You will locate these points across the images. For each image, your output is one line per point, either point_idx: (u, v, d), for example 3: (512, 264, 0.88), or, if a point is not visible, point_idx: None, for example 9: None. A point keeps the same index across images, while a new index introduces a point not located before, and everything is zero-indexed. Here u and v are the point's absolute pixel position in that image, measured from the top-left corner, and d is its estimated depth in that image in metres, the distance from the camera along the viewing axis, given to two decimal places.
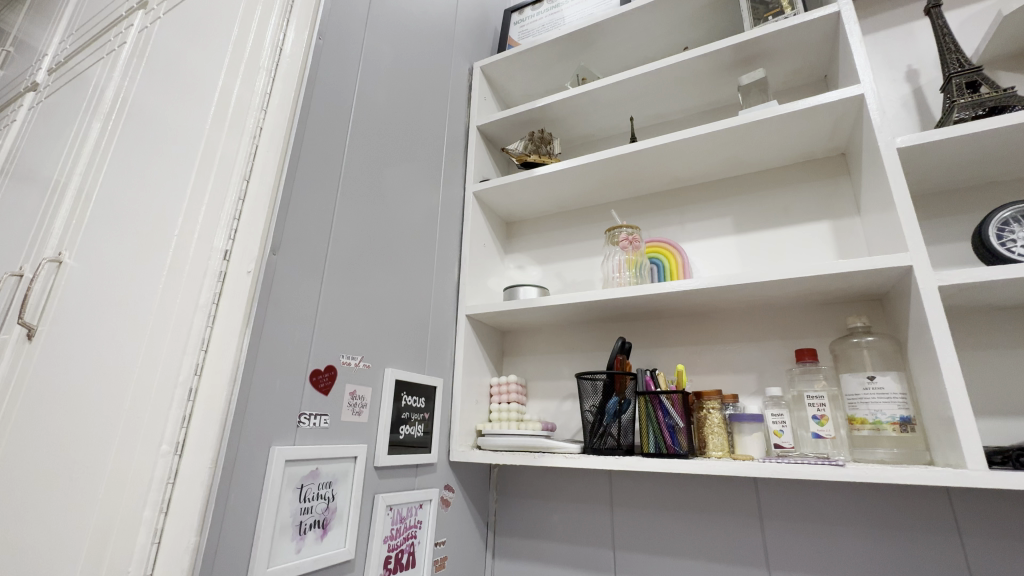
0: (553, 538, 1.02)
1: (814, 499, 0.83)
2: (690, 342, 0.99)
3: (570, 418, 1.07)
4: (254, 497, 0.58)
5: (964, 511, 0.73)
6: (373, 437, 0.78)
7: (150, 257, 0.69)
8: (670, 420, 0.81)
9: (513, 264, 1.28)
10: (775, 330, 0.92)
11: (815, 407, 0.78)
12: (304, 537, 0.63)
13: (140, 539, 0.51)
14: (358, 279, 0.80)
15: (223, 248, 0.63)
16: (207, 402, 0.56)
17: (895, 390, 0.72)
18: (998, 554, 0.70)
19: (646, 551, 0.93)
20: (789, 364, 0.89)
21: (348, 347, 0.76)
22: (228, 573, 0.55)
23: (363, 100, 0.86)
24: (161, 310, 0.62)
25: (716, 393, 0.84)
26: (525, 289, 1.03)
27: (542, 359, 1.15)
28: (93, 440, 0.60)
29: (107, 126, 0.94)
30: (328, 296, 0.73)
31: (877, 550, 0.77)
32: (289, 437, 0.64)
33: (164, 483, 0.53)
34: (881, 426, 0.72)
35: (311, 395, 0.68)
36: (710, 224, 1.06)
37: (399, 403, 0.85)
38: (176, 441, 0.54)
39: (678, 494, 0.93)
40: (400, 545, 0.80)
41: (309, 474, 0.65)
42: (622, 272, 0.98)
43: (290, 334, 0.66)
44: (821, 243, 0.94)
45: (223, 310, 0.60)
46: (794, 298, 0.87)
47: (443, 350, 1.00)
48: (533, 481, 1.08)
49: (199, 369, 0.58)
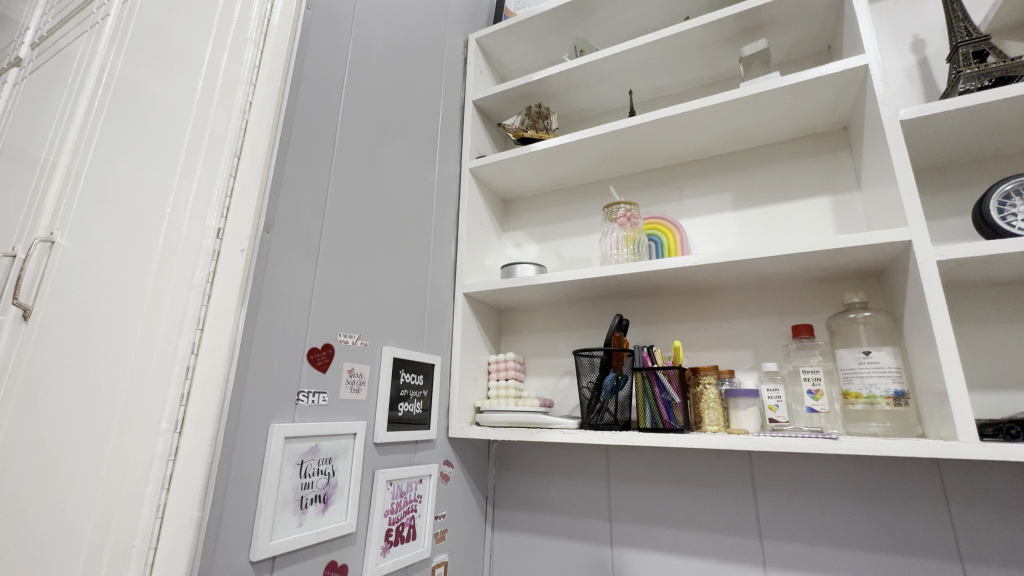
0: (551, 511, 1.04)
1: (806, 471, 0.84)
2: (688, 318, 0.99)
3: (568, 394, 1.08)
4: (254, 473, 0.59)
5: (954, 483, 0.74)
6: (372, 413, 0.79)
7: (143, 235, 0.67)
8: (667, 396, 0.82)
9: (511, 241, 1.27)
10: (772, 307, 0.92)
11: (811, 381, 0.79)
12: (305, 511, 0.64)
13: (143, 514, 0.51)
14: (354, 257, 0.79)
15: (215, 226, 0.61)
16: (206, 380, 0.57)
17: (890, 364, 0.72)
18: (982, 523, 0.72)
19: (641, 522, 0.95)
20: (786, 340, 0.90)
21: (346, 326, 0.76)
22: (232, 545, 0.56)
23: (355, 73, 0.84)
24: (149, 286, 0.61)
25: (713, 369, 0.84)
26: (523, 268, 1.03)
27: (539, 336, 1.15)
28: (92, 418, 0.60)
29: (95, 101, 0.91)
30: (325, 275, 0.73)
31: (867, 521, 0.79)
32: (288, 414, 0.64)
33: (165, 460, 0.53)
34: (875, 400, 0.72)
35: (309, 373, 0.68)
36: (709, 200, 1.05)
37: (398, 380, 0.85)
38: (175, 419, 0.54)
39: (673, 467, 0.95)
40: (400, 519, 0.81)
41: (309, 450, 0.66)
42: (620, 248, 0.97)
43: (288, 313, 0.66)
44: (821, 219, 0.93)
45: (217, 289, 0.60)
46: (793, 274, 0.87)
47: (441, 328, 1.01)
48: (531, 456, 1.10)
49: (196, 349, 0.57)
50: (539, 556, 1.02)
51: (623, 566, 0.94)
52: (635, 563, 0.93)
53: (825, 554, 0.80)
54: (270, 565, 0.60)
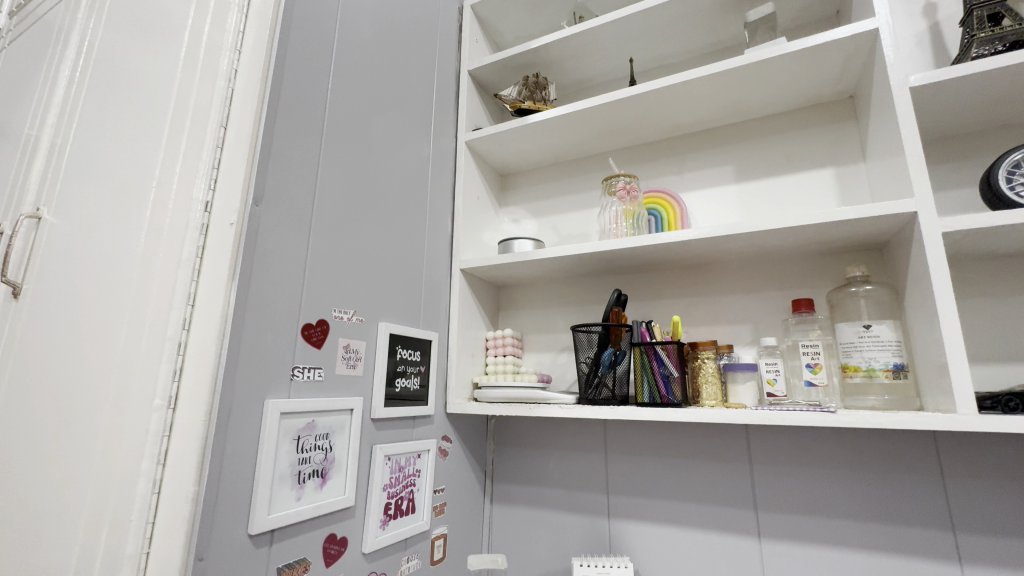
0: (549, 484, 1.05)
1: (803, 444, 0.84)
2: (687, 293, 0.98)
3: (565, 370, 1.07)
4: (250, 448, 0.59)
5: (950, 455, 0.75)
6: (369, 389, 0.78)
7: (130, 210, 0.65)
8: (665, 370, 0.82)
9: (508, 217, 1.25)
10: (772, 281, 0.91)
11: (810, 355, 0.78)
12: (304, 485, 0.65)
13: (139, 488, 0.52)
14: (349, 232, 0.78)
15: (203, 199, 0.61)
16: (197, 355, 0.56)
17: (890, 338, 0.72)
18: (978, 493, 0.72)
19: (638, 495, 0.96)
20: (786, 315, 0.89)
21: (341, 302, 0.75)
22: (230, 519, 0.56)
23: (345, 41, 0.81)
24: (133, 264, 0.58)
25: (712, 343, 0.83)
26: (520, 243, 1.01)
27: (537, 312, 1.14)
28: (84, 395, 0.59)
29: (76, 72, 0.88)
30: (318, 250, 0.71)
31: (862, 493, 0.79)
32: (284, 390, 0.64)
33: (160, 436, 0.53)
34: (874, 372, 0.72)
35: (303, 349, 0.67)
36: (710, 173, 1.03)
37: (395, 356, 0.85)
38: (168, 395, 0.54)
39: (670, 441, 0.95)
40: (399, 493, 0.82)
41: (305, 426, 0.66)
42: (619, 222, 0.96)
43: (280, 288, 0.65)
44: (824, 191, 0.91)
45: (207, 264, 0.59)
46: (795, 248, 0.85)
47: (438, 304, 1.00)
48: (529, 432, 1.10)
49: (187, 324, 0.57)
50: (537, 528, 1.04)
51: (620, 537, 0.96)
52: (632, 533, 0.95)
53: (820, 524, 0.81)
54: (269, 539, 0.60)
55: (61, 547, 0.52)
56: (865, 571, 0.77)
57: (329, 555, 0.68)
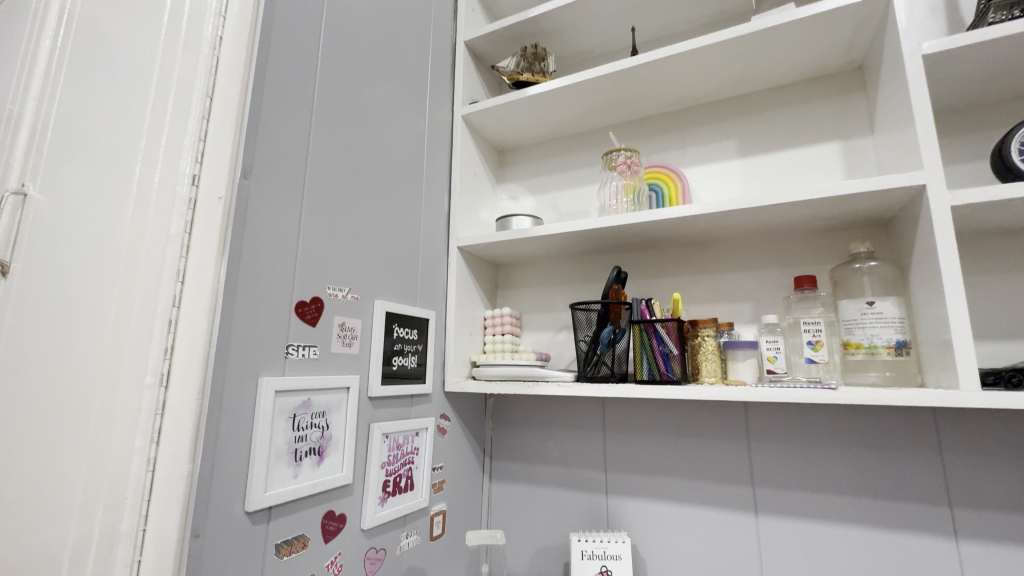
0: (547, 462, 1.05)
1: (801, 421, 0.84)
2: (688, 270, 0.97)
3: (564, 348, 1.07)
4: (245, 426, 0.59)
5: (949, 431, 0.74)
6: (365, 367, 0.77)
7: (116, 186, 0.63)
8: (665, 348, 0.81)
9: (506, 194, 1.23)
10: (774, 258, 0.90)
11: (811, 332, 0.77)
12: (301, 463, 0.64)
13: (133, 466, 0.50)
14: (343, 208, 0.76)
15: (190, 172, 0.58)
16: (189, 333, 0.55)
17: (894, 314, 0.71)
18: (975, 470, 0.72)
19: (636, 471, 0.96)
20: (787, 292, 0.88)
21: (336, 279, 0.73)
22: (227, 497, 0.56)
23: (335, 7, 0.78)
24: (119, 241, 0.56)
25: (712, 321, 0.82)
26: (518, 219, 0.99)
27: (535, 291, 1.13)
28: (74, 374, 0.58)
29: (57, 43, 0.84)
30: (311, 227, 0.70)
31: (860, 469, 0.79)
32: (278, 368, 0.63)
33: (152, 414, 0.52)
34: (876, 349, 0.71)
35: (297, 327, 0.66)
36: (713, 147, 1.00)
37: (391, 334, 0.84)
38: (160, 372, 0.53)
39: (669, 419, 0.95)
40: (397, 470, 0.82)
41: (301, 404, 0.65)
42: (619, 198, 0.94)
43: (273, 265, 0.64)
44: (829, 166, 0.89)
45: (196, 239, 0.57)
46: (798, 224, 0.84)
47: (435, 282, 0.98)
48: (528, 410, 1.10)
49: (177, 301, 0.55)
50: (536, 504, 1.04)
51: (618, 513, 0.96)
52: (630, 509, 0.95)
53: (817, 500, 0.81)
54: (267, 516, 0.60)
55: (55, 526, 0.51)
56: (860, 546, 0.78)
57: (328, 532, 0.69)
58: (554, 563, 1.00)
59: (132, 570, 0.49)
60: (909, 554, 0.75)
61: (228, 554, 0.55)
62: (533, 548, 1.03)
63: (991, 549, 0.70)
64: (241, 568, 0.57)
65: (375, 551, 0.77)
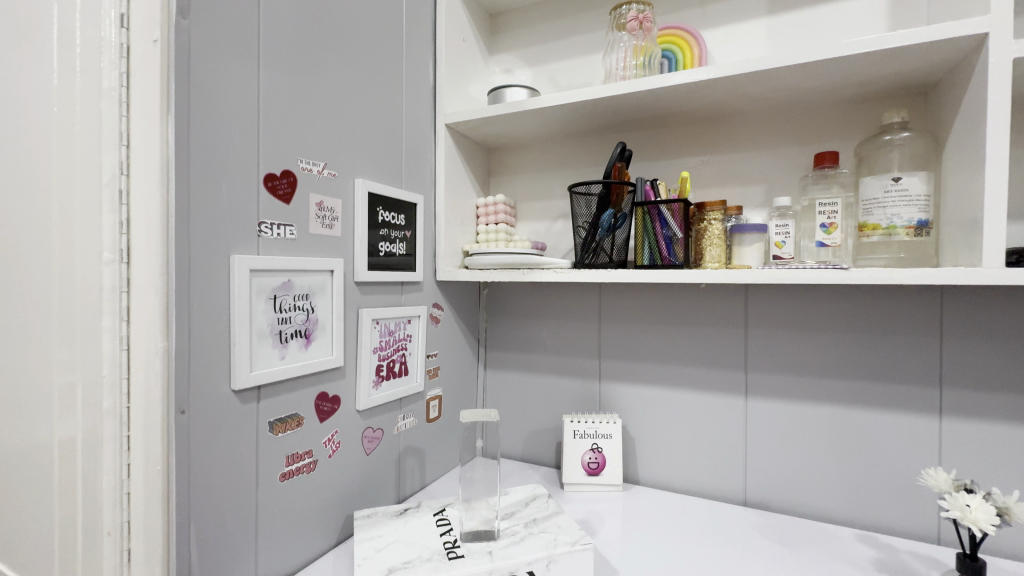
0: (541, 352, 1.06)
1: (802, 308, 0.82)
2: (698, 150, 0.89)
3: (560, 238, 1.02)
4: (222, 306, 0.55)
5: (953, 314, 0.73)
6: (350, 251, 0.73)
7: (36, 55, 0.54)
8: (668, 232, 0.76)
9: (499, 67, 1.10)
10: (794, 134, 0.82)
11: (826, 215, 0.72)
12: (287, 345, 0.62)
13: (107, 344, 0.48)
14: (308, 68, 0.65)
15: (116, 11, 0.48)
16: (143, 203, 0.49)
17: (920, 192, 0.65)
18: (973, 351, 0.72)
19: (631, 359, 0.97)
20: (805, 172, 0.81)
21: (309, 152, 0.66)
22: (211, 378, 0.54)
23: None
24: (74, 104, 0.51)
25: (721, 203, 0.76)
26: (513, 91, 0.88)
27: (531, 178, 1.05)
28: (45, 252, 0.55)
29: None
30: (272, 87, 0.60)
31: (855, 352, 0.79)
32: (252, 247, 0.58)
33: (117, 291, 0.48)
34: (893, 231, 0.66)
35: (268, 203, 0.60)
36: (739, 3, 0.86)
37: (376, 219, 0.78)
38: (118, 249, 0.48)
39: (666, 308, 0.93)
40: (390, 356, 0.81)
41: (282, 286, 0.61)
42: (627, 63, 0.83)
43: (232, 129, 0.56)
44: (871, 23, 0.77)
45: (136, 95, 0.48)
46: (828, 93, 0.74)
47: (422, 165, 0.90)
48: (522, 301, 1.08)
49: (126, 168, 0.48)
50: (530, 390, 1.07)
51: (609, 397, 0.99)
52: (621, 394, 0.98)
53: (807, 382, 0.82)
54: (256, 395, 0.59)
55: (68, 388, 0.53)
56: (844, 424, 0.80)
57: (322, 412, 0.69)
58: (547, 442, 1.05)
59: (122, 445, 0.49)
60: (891, 430, 0.77)
61: (219, 430, 0.55)
62: (527, 429, 1.07)
63: (972, 424, 0.72)
64: (233, 443, 0.57)
65: (372, 431, 0.78)
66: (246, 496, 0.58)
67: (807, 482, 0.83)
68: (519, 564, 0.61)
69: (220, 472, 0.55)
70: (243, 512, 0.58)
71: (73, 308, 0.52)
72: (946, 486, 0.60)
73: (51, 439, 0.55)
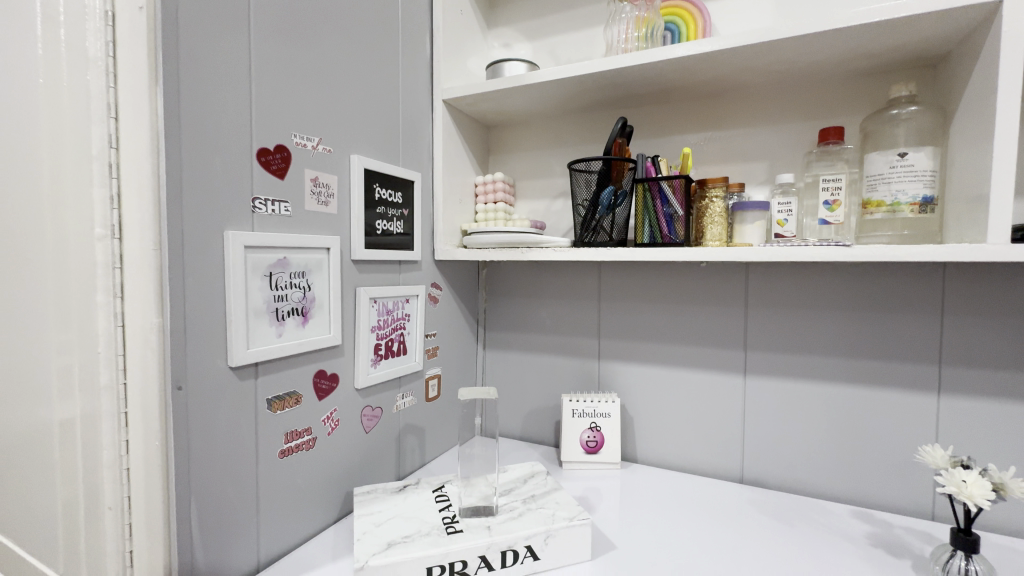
0: (540, 331, 1.06)
1: (803, 287, 0.82)
2: (700, 126, 0.87)
3: (559, 217, 1.01)
4: (217, 283, 0.54)
5: (956, 292, 0.72)
6: (346, 229, 0.72)
7: (21, 24, 0.53)
8: (668, 209, 0.75)
9: (498, 41, 1.07)
10: (799, 110, 0.80)
11: (829, 191, 0.71)
12: (284, 323, 0.62)
13: (101, 322, 0.48)
14: (300, 38, 0.64)
15: None
16: (134, 177, 0.47)
17: (926, 167, 0.63)
18: (974, 329, 0.71)
19: (630, 338, 0.96)
20: (809, 148, 0.79)
21: (303, 127, 0.64)
22: (208, 355, 0.54)
23: None
24: (62, 75, 0.49)
25: (723, 180, 0.75)
26: (512, 66, 0.86)
27: (530, 155, 1.04)
28: (39, 228, 0.54)
29: None
30: (264, 57, 0.59)
31: (855, 331, 0.79)
32: (246, 223, 0.57)
33: (110, 268, 0.47)
34: (898, 208, 0.65)
35: (262, 178, 0.59)
36: None
37: (372, 196, 0.76)
38: (110, 223, 0.47)
39: (666, 287, 0.93)
40: (389, 335, 0.81)
41: (278, 263, 0.61)
42: (629, 35, 0.80)
43: (223, 102, 0.54)
44: None
45: (123, 64, 0.47)
46: (834, 66, 0.73)
47: (419, 142, 0.89)
48: (521, 281, 1.07)
49: (115, 141, 0.47)
50: (529, 370, 1.07)
51: (608, 377, 0.99)
52: (620, 373, 0.98)
53: (806, 361, 0.82)
54: (254, 372, 0.59)
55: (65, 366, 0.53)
56: (842, 402, 0.80)
57: (321, 390, 0.69)
58: (546, 421, 1.05)
59: (120, 421, 0.49)
60: (889, 408, 0.77)
61: (217, 407, 0.55)
62: (526, 408, 1.07)
63: (970, 401, 0.72)
64: (232, 420, 0.56)
65: (371, 409, 0.78)
66: (246, 473, 0.59)
67: (804, 460, 0.83)
68: (517, 538, 0.62)
69: (219, 449, 0.55)
70: (244, 488, 0.58)
71: (66, 283, 0.51)
72: (943, 462, 0.60)
73: (49, 414, 0.55)
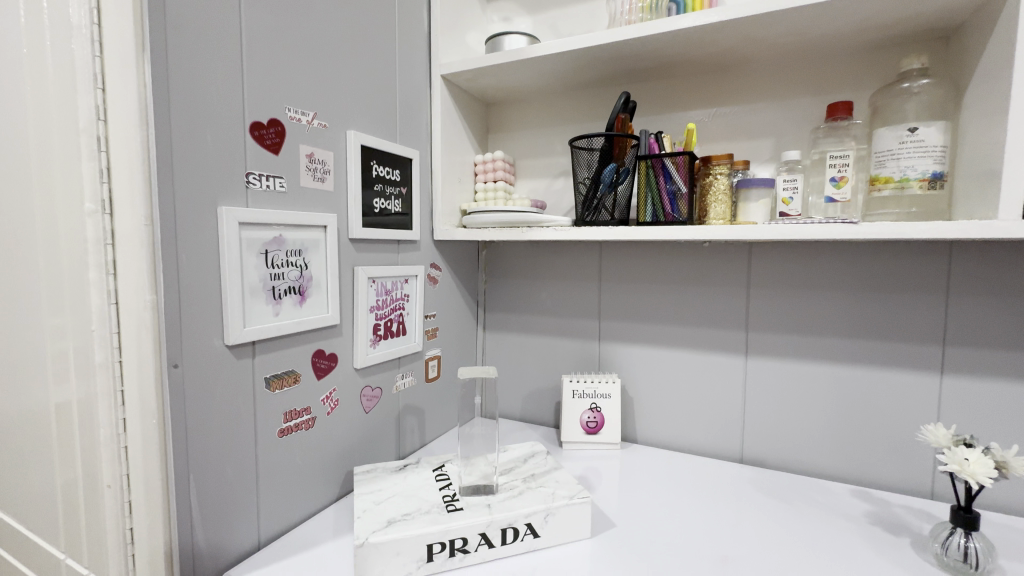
0: (541, 313, 1.05)
1: (807, 266, 0.81)
2: (704, 102, 0.85)
3: (560, 196, 0.99)
4: (212, 260, 0.53)
5: (962, 272, 0.71)
6: (343, 207, 0.71)
7: None
8: (671, 187, 0.74)
9: (497, 15, 1.04)
10: (806, 85, 0.78)
11: (837, 167, 0.69)
12: (281, 301, 0.61)
13: (94, 299, 0.47)
14: (292, 7, 0.61)
15: None
16: (122, 151, 0.46)
17: (936, 142, 0.62)
18: (979, 309, 0.70)
19: (631, 319, 0.96)
20: (817, 124, 0.77)
21: (296, 100, 0.62)
22: (204, 333, 0.53)
23: None
24: (45, 44, 0.48)
25: (728, 157, 0.74)
26: (512, 39, 0.84)
27: (531, 134, 1.02)
28: (28, 203, 0.53)
29: None
30: (255, 26, 0.57)
31: (858, 311, 0.78)
32: (240, 199, 0.56)
33: (101, 244, 0.47)
34: (907, 183, 0.64)
35: (256, 153, 0.57)
36: None
37: (370, 173, 0.75)
38: (100, 199, 0.46)
39: (667, 267, 0.92)
40: (388, 315, 0.80)
41: (274, 240, 0.60)
42: (633, 6, 0.79)
43: (212, 73, 0.52)
44: None
45: (108, 32, 0.45)
46: (844, 38, 0.70)
47: (418, 118, 0.87)
48: (521, 262, 1.06)
49: (103, 114, 0.46)
50: (529, 351, 1.07)
51: (608, 358, 0.99)
52: (621, 354, 0.97)
53: (808, 342, 0.82)
54: (251, 350, 0.58)
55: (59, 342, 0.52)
56: (844, 382, 0.80)
57: (320, 369, 0.68)
58: (546, 402, 1.05)
59: (116, 399, 0.48)
60: (891, 388, 0.77)
61: (215, 386, 0.54)
62: (527, 389, 1.07)
63: (973, 381, 0.72)
64: (230, 398, 0.56)
65: (370, 389, 0.78)
66: (245, 451, 0.58)
67: (803, 440, 0.83)
68: (517, 516, 0.62)
69: (217, 427, 0.55)
70: (243, 466, 0.58)
71: (57, 259, 0.50)
72: (945, 441, 0.60)
73: (45, 391, 0.55)
